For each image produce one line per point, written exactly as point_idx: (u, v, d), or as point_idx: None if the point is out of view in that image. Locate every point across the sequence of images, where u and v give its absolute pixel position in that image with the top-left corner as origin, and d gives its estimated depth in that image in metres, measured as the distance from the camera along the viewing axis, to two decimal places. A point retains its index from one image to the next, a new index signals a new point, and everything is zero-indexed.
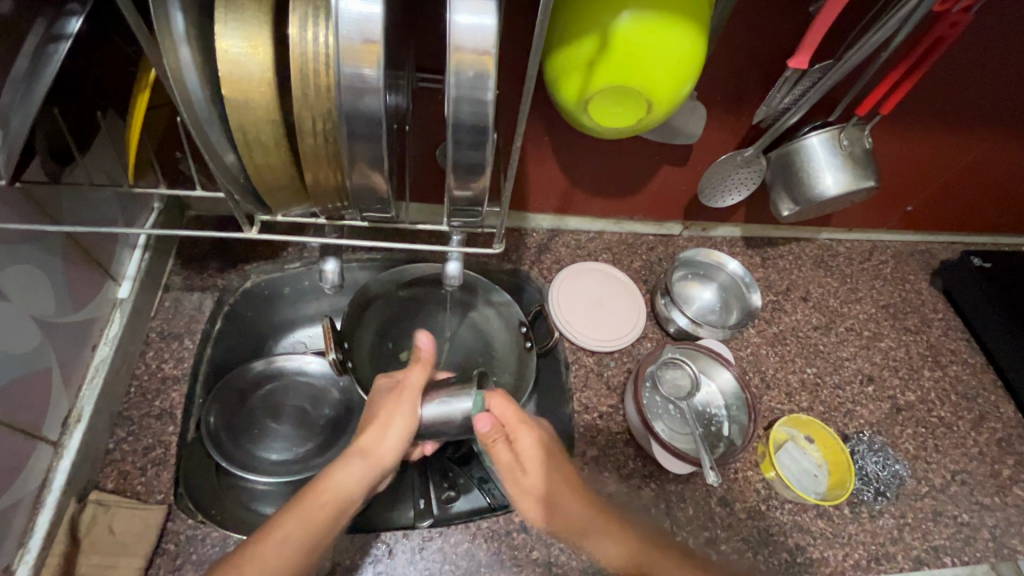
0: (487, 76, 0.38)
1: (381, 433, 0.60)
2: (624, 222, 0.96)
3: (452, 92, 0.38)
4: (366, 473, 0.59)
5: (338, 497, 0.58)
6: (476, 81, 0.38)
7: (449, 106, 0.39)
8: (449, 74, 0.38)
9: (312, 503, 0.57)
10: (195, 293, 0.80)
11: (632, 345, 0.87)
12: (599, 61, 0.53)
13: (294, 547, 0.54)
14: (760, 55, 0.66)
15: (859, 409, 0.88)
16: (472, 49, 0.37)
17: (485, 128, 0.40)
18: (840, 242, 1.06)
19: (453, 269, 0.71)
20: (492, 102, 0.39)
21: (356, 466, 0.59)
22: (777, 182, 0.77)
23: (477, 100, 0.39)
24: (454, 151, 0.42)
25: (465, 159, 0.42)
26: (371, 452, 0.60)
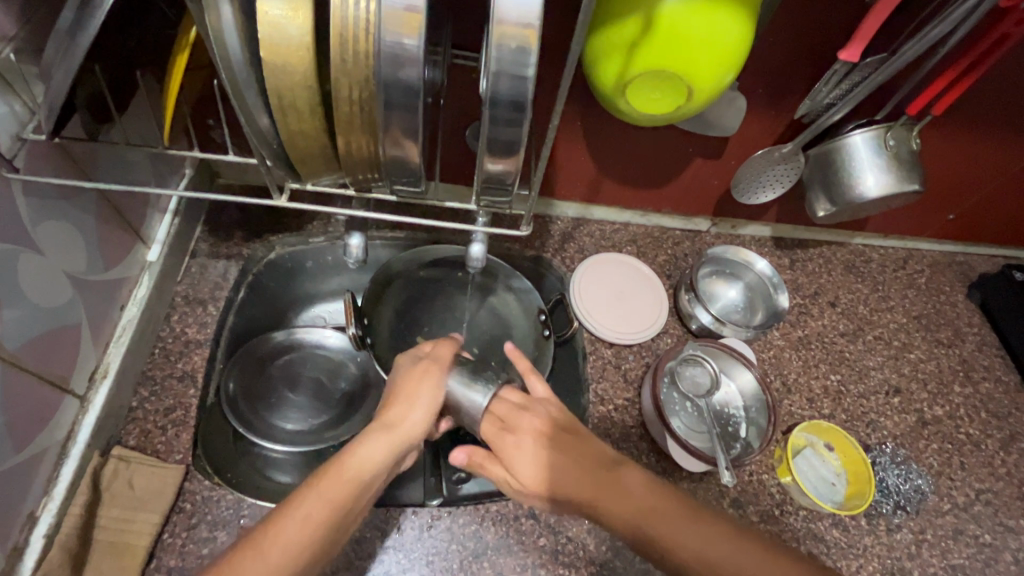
0: (529, 50, 0.37)
1: (406, 408, 0.58)
2: (650, 215, 0.94)
3: (493, 65, 0.37)
4: (389, 448, 0.55)
5: (365, 469, 0.54)
6: (518, 55, 0.37)
7: (487, 79, 0.38)
8: (490, 47, 0.37)
9: (345, 476, 0.53)
10: (221, 260, 0.81)
11: (651, 339, 0.85)
12: (641, 44, 0.51)
13: (319, 521, 0.50)
14: (807, 48, 0.64)
15: (883, 421, 0.86)
16: (515, 21, 0.36)
17: (524, 104, 0.39)
18: (873, 248, 1.03)
19: (476, 251, 0.70)
20: (532, 78, 0.38)
21: (381, 440, 0.55)
22: (815, 182, 0.75)
23: (519, 75, 0.38)
24: (489, 127, 0.41)
25: (501, 136, 0.41)
26: (395, 426, 0.57)
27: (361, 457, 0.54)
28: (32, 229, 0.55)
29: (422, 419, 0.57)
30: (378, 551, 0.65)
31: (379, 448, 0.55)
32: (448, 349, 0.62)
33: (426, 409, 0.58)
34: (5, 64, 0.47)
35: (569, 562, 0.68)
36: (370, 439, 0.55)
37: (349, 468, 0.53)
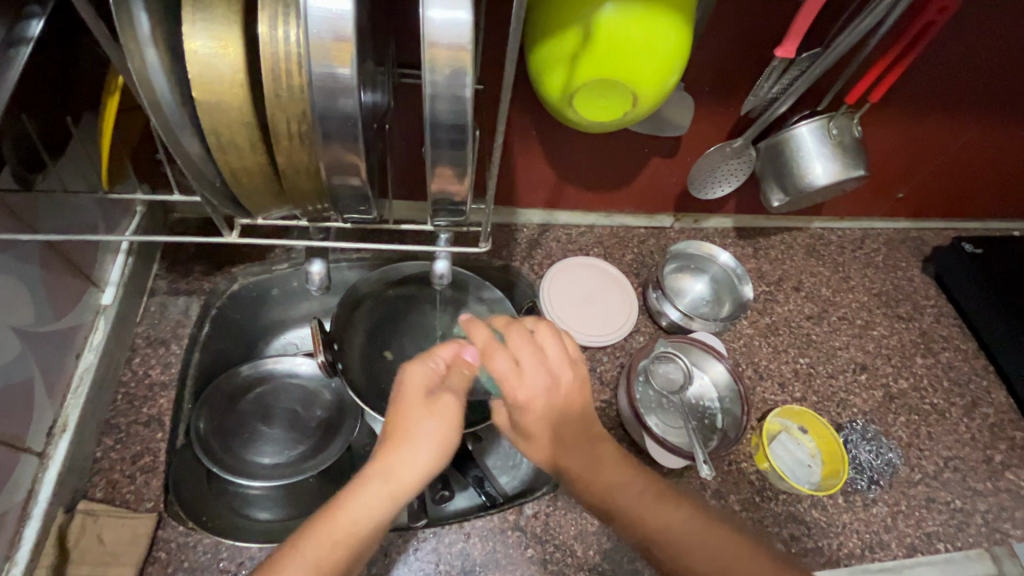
0: (465, 71, 0.37)
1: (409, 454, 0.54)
2: (614, 216, 0.96)
3: (429, 89, 0.37)
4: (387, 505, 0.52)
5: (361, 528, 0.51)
6: (453, 78, 0.37)
7: (425, 102, 0.38)
8: (425, 71, 0.37)
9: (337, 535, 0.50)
10: (181, 296, 0.79)
11: (624, 339, 0.86)
12: (582, 54, 0.52)
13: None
14: (747, 44, 0.65)
15: (852, 398, 0.88)
16: (448, 44, 0.36)
17: (465, 125, 0.39)
18: (831, 231, 1.07)
19: (442, 268, 0.70)
20: (471, 98, 0.38)
21: (378, 492, 0.52)
22: (767, 173, 0.77)
23: (456, 96, 0.37)
24: (433, 151, 0.41)
25: (448, 159, 0.41)
26: (395, 478, 0.53)
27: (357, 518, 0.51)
28: None
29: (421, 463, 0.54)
30: None
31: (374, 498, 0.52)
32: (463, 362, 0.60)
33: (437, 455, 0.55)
34: None
35: (558, 571, 0.68)
36: (371, 492, 0.52)
37: (338, 529, 0.51)
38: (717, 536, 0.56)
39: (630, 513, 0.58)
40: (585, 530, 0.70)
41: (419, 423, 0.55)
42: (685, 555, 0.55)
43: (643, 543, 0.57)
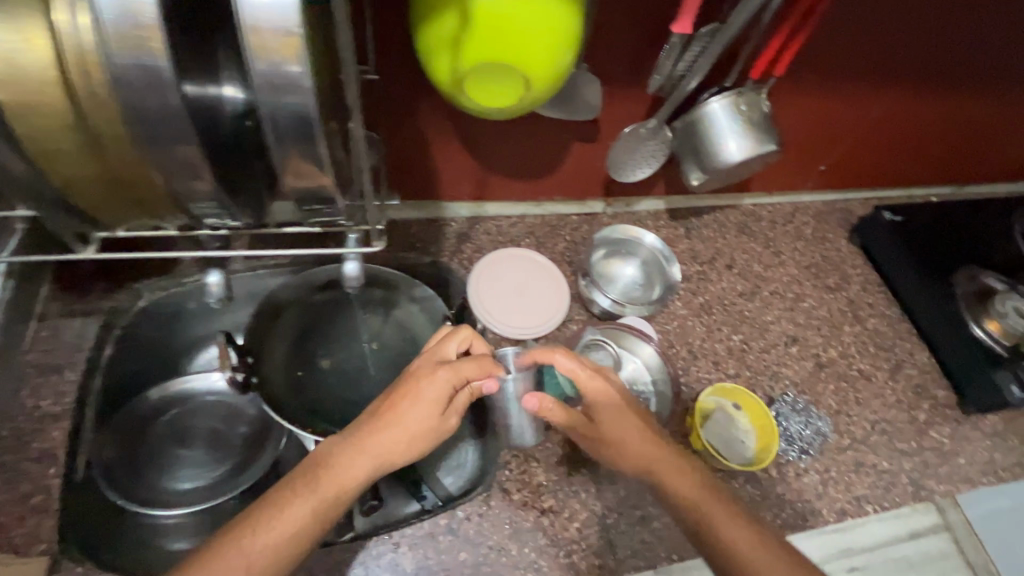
0: (297, 58, 0.33)
1: (404, 428, 0.57)
2: (544, 204, 0.94)
3: (260, 79, 0.34)
4: (376, 469, 0.56)
5: (351, 485, 0.55)
6: (283, 67, 0.34)
7: (258, 96, 0.34)
8: (250, 63, 0.33)
9: (333, 487, 0.54)
10: (76, 318, 0.73)
11: (557, 329, 0.85)
12: (463, 35, 0.49)
13: (297, 531, 0.51)
14: (644, 25, 0.64)
15: (784, 370, 0.89)
16: (271, 28, 0.32)
17: (309, 117, 0.36)
18: (762, 207, 1.08)
19: (352, 270, 0.67)
20: (310, 87, 0.34)
21: (372, 456, 0.56)
22: (686, 150, 0.76)
23: (290, 86, 0.34)
24: (280, 149, 0.37)
25: (300, 156, 0.38)
26: (389, 453, 0.57)
27: (352, 473, 0.55)
28: None
29: (411, 441, 0.58)
30: None
31: (370, 462, 0.56)
32: (472, 364, 0.61)
33: (431, 433, 0.59)
34: None
35: (492, 572, 0.66)
36: (366, 454, 0.56)
37: (337, 482, 0.54)
38: (747, 527, 0.56)
39: (659, 479, 0.60)
40: (519, 527, 0.69)
41: (422, 402, 0.58)
42: (711, 524, 0.56)
43: (677, 509, 0.59)
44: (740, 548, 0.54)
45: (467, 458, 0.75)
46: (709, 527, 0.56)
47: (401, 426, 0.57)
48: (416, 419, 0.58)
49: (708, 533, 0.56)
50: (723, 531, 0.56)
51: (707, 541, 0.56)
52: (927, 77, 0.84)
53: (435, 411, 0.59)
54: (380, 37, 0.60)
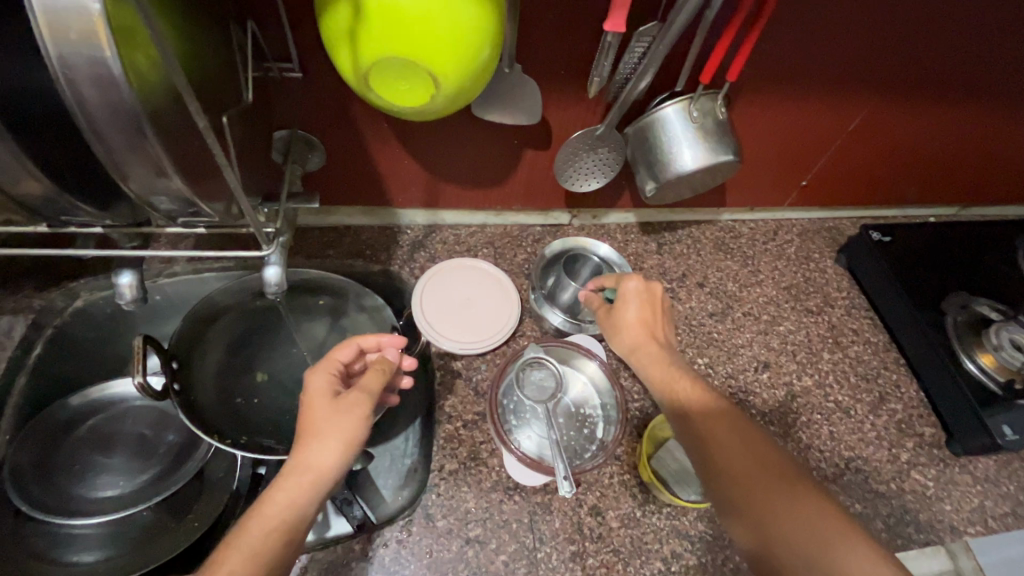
0: (98, 41, 0.31)
1: (318, 440, 0.52)
2: (504, 214, 0.91)
3: (60, 64, 0.32)
4: (314, 489, 0.50)
5: (289, 512, 0.48)
6: (85, 52, 0.32)
7: (59, 77, 0.32)
8: (47, 45, 0.31)
9: (261, 526, 0.47)
10: (6, 316, 0.72)
11: (507, 344, 0.81)
12: (360, 27, 0.46)
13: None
14: (578, 29, 0.60)
15: (752, 398, 0.83)
16: (66, 7, 0.30)
17: (134, 110, 0.34)
18: (743, 223, 1.03)
19: (273, 276, 0.64)
20: (122, 76, 0.33)
21: (298, 477, 0.50)
22: (639, 160, 0.72)
23: (100, 75, 0.32)
24: (103, 141, 0.35)
25: (135, 149, 0.36)
26: (310, 465, 0.50)
27: (278, 500, 0.48)
28: None
29: (332, 443, 0.52)
30: None
31: (294, 483, 0.49)
32: (347, 350, 0.62)
33: (354, 425, 0.53)
34: None
35: None
36: (291, 476, 0.50)
37: (264, 519, 0.47)
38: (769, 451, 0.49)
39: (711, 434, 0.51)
40: (439, 557, 0.64)
41: (320, 405, 0.54)
42: (710, 433, 0.52)
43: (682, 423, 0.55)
44: (736, 464, 0.49)
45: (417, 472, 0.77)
46: (707, 439, 0.52)
47: (322, 436, 0.52)
48: (324, 425, 0.52)
49: (708, 445, 0.51)
50: (726, 446, 0.51)
51: (707, 457, 0.51)
52: (911, 86, 0.77)
53: (352, 403, 0.54)
54: (300, 35, 0.58)
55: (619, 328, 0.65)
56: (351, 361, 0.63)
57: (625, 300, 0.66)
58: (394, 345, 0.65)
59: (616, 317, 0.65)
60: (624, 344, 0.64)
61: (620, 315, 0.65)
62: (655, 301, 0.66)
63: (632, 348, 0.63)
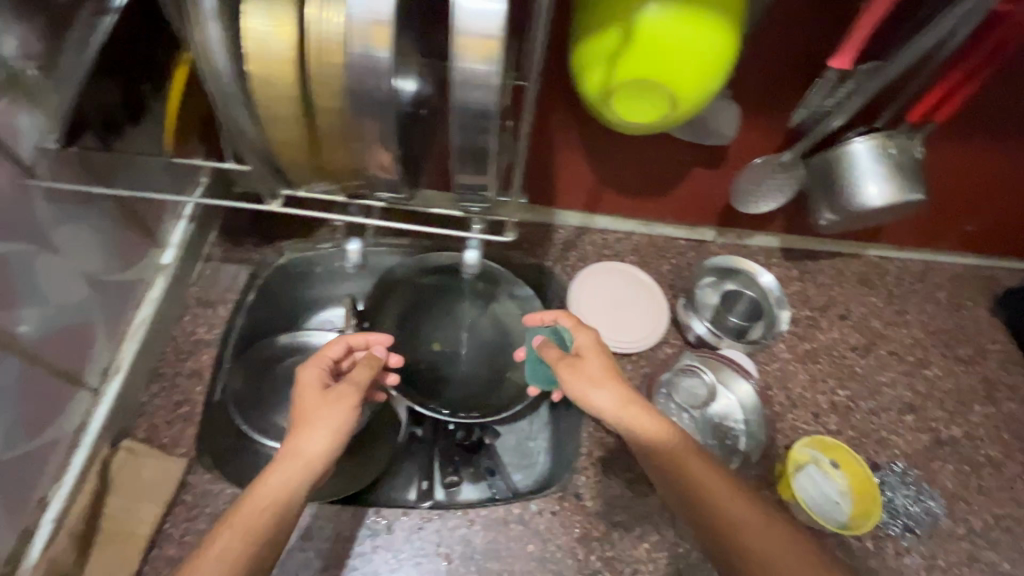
0: (491, 60, 0.36)
1: (309, 431, 0.54)
2: (654, 225, 0.95)
3: (458, 77, 0.37)
4: (306, 475, 0.53)
5: (280, 499, 0.51)
6: (478, 69, 0.37)
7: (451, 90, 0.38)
8: (451, 60, 0.36)
9: (248, 512, 0.50)
10: (232, 265, 0.85)
11: (652, 349, 0.85)
12: (623, 52, 0.52)
13: (236, 561, 0.48)
14: (792, 61, 0.64)
15: (894, 439, 0.83)
16: (477, 32, 0.35)
17: (490, 115, 0.39)
18: (890, 261, 1.00)
19: (472, 257, 0.75)
20: (496, 88, 0.38)
21: (288, 468, 0.53)
22: (816, 189, 0.74)
23: (480, 89, 0.37)
24: (457, 137, 0.40)
25: (478, 144, 0.41)
26: (299, 453, 0.53)
27: (270, 484, 0.52)
28: (49, 230, 0.56)
29: (324, 434, 0.54)
30: (368, 550, 0.68)
31: (285, 471, 0.52)
32: (340, 347, 0.63)
33: (342, 417, 0.55)
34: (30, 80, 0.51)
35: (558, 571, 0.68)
36: (282, 464, 0.53)
37: (256, 502, 0.51)
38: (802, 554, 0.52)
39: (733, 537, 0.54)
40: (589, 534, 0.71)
41: (310, 397, 0.57)
42: (717, 505, 0.55)
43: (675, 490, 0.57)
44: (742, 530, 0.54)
45: (540, 456, 0.79)
46: (706, 505, 0.55)
47: (313, 427, 0.54)
48: (314, 417, 0.55)
49: (716, 517, 0.55)
50: (727, 511, 0.55)
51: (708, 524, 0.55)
52: None
53: (340, 396, 0.56)
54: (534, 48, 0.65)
55: (586, 394, 0.60)
56: (341, 358, 0.64)
57: (579, 363, 0.62)
58: (382, 343, 0.66)
59: (576, 388, 0.61)
60: (596, 412, 0.60)
61: (580, 363, 0.62)
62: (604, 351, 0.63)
63: (610, 413, 0.59)
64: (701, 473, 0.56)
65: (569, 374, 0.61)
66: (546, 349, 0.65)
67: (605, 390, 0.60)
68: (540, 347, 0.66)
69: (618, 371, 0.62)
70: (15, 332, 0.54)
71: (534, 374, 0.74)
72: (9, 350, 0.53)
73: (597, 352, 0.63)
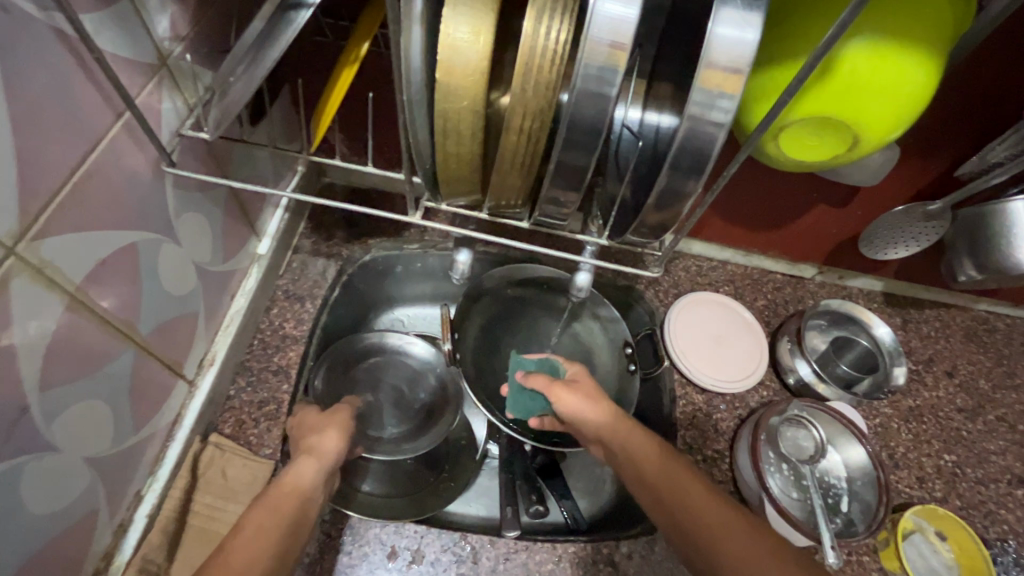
0: (730, 97, 0.35)
1: (321, 436, 0.60)
2: (753, 256, 0.90)
3: (691, 112, 0.35)
4: (319, 466, 0.57)
5: (303, 484, 0.54)
6: (719, 102, 0.35)
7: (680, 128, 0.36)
8: (693, 91, 0.35)
9: (285, 491, 0.52)
10: (321, 258, 0.82)
11: (747, 390, 0.81)
12: (812, 89, 0.46)
13: (274, 532, 0.48)
14: (975, 104, 0.59)
15: (1003, 513, 0.77)
16: (725, 65, 0.34)
17: (709, 156, 0.37)
18: (998, 317, 0.94)
19: (582, 281, 0.68)
20: (727, 126, 0.36)
21: (305, 460, 0.56)
22: (959, 242, 0.71)
23: (705, 135, 0.36)
24: (667, 175, 0.39)
25: (685, 188, 0.39)
26: (315, 449, 0.58)
27: (299, 471, 0.55)
28: (173, 220, 0.54)
29: (334, 438, 0.60)
30: None
31: (305, 462, 0.56)
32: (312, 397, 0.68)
33: (342, 423, 0.63)
34: (176, 63, 0.48)
35: None
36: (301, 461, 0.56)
37: (283, 485, 0.53)
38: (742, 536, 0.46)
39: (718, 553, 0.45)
40: None
41: (310, 417, 0.63)
42: (682, 502, 0.50)
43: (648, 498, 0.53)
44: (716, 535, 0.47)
45: (607, 484, 0.78)
46: (670, 507, 0.50)
47: (322, 432, 0.60)
48: (326, 423, 0.62)
49: (685, 516, 0.49)
50: (695, 511, 0.49)
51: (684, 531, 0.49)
52: None
53: (337, 411, 0.64)
54: None
55: (581, 413, 0.61)
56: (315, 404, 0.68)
57: (577, 387, 0.63)
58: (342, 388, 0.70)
59: (569, 405, 0.61)
60: (591, 431, 0.60)
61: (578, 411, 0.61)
62: (596, 391, 0.62)
63: (601, 431, 0.59)
64: (692, 497, 0.50)
65: (565, 401, 0.62)
66: (532, 377, 0.67)
67: (600, 411, 0.59)
68: (527, 377, 0.67)
69: (607, 398, 0.62)
70: (135, 322, 0.52)
71: (514, 404, 0.71)
72: (128, 342, 0.51)
73: (588, 380, 0.65)
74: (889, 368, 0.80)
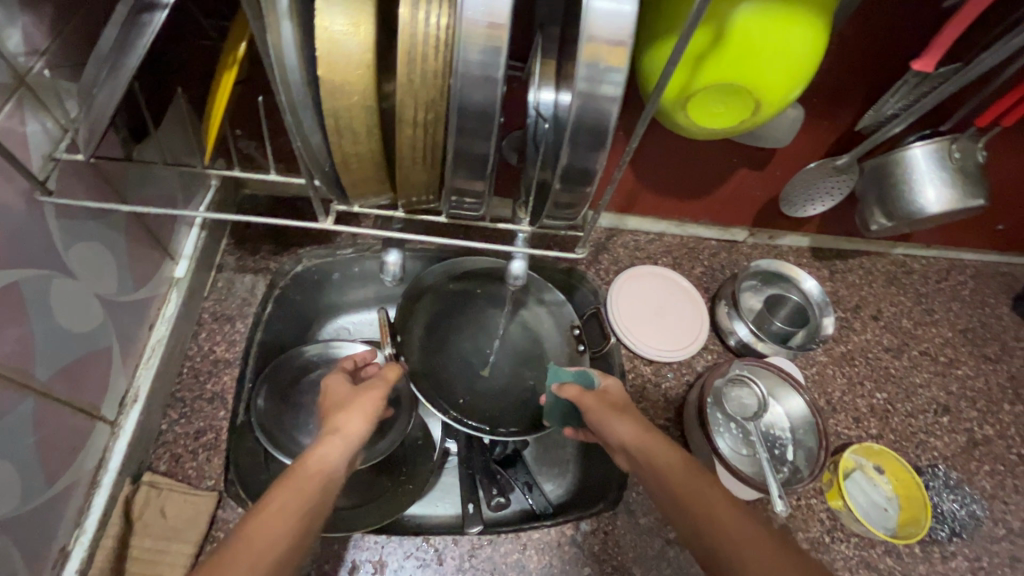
0: (617, 70, 0.34)
1: (349, 416, 0.55)
2: (686, 225, 0.92)
3: (583, 89, 0.35)
4: (345, 446, 0.53)
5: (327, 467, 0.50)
6: (608, 76, 0.35)
7: (573, 106, 0.36)
8: (579, 66, 0.34)
9: (310, 472, 0.48)
10: (247, 275, 0.78)
11: (691, 357, 0.83)
12: (710, 56, 0.47)
13: (298, 513, 0.45)
14: (867, 57, 0.61)
15: (932, 441, 0.83)
16: (607, 39, 0.34)
17: (606, 132, 0.37)
18: (915, 259, 1.00)
19: (517, 268, 0.68)
20: (619, 100, 0.35)
21: (333, 441, 0.52)
22: (868, 194, 0.74)
23: (601, 109, 0.36)
24: (569, 154, 0.38)
25: (590, 166, 0.39)
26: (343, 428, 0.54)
27: (322, 454, 0.51)
28: (62, 253, 0.50)
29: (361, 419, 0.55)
30: None
31: (332, 444, 0.52)
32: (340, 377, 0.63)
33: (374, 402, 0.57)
34: (37, 80, 0.44)
35: None
36: (327, 443, 0.52)
37: (311, 466, 0.49)
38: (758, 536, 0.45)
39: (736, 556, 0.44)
40: (644, 553, 0.70)
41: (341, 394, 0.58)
42: (710, 522, 0.47)
43: (666, 502, 0.51)
44: (739, 543, 0.45)
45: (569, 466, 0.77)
46: (702, 530, 0.47)
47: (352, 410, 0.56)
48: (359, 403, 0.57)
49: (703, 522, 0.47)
50: (724, 532, 0.46)
51: (704, 536, 0.47)
52: None
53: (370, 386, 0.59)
54: None
55: (608, 420, 0.59)
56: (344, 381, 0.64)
57: (604, 395, 0.62)
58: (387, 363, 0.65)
59: (598, 414, 0.60)
60: (616, 440, 0.57)
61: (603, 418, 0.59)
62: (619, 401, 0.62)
63: (627, 441, 0.56)
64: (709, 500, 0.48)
65: (592, 407, 0.61)
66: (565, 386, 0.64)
67: (625, 420, 0.58)
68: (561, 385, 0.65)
69: (633, 410, 0.61)
70: (30, 368, 0.47)
71: (550, 411, 0.70)
72: (25, 390, 0.47)
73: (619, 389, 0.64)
74: (817, 318, 0.85)
